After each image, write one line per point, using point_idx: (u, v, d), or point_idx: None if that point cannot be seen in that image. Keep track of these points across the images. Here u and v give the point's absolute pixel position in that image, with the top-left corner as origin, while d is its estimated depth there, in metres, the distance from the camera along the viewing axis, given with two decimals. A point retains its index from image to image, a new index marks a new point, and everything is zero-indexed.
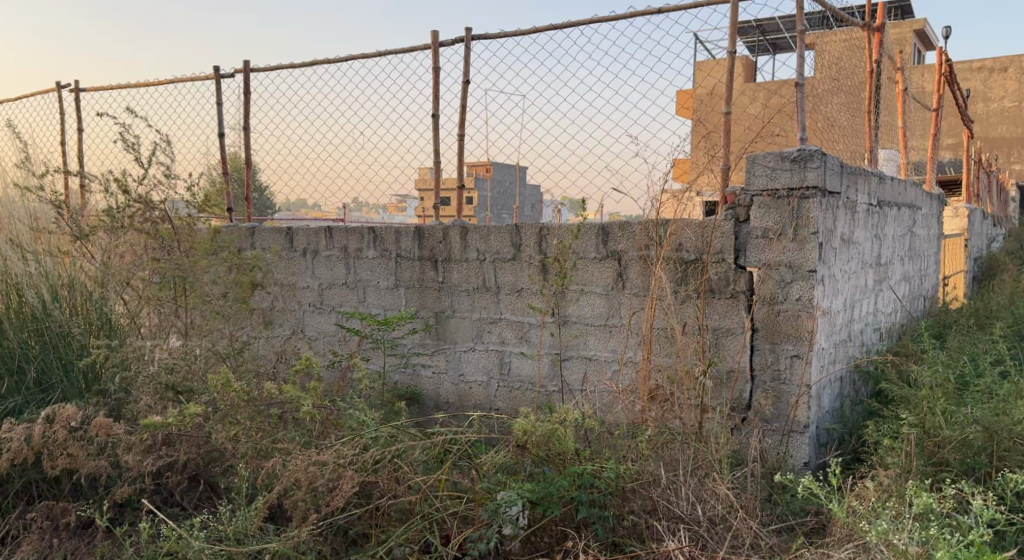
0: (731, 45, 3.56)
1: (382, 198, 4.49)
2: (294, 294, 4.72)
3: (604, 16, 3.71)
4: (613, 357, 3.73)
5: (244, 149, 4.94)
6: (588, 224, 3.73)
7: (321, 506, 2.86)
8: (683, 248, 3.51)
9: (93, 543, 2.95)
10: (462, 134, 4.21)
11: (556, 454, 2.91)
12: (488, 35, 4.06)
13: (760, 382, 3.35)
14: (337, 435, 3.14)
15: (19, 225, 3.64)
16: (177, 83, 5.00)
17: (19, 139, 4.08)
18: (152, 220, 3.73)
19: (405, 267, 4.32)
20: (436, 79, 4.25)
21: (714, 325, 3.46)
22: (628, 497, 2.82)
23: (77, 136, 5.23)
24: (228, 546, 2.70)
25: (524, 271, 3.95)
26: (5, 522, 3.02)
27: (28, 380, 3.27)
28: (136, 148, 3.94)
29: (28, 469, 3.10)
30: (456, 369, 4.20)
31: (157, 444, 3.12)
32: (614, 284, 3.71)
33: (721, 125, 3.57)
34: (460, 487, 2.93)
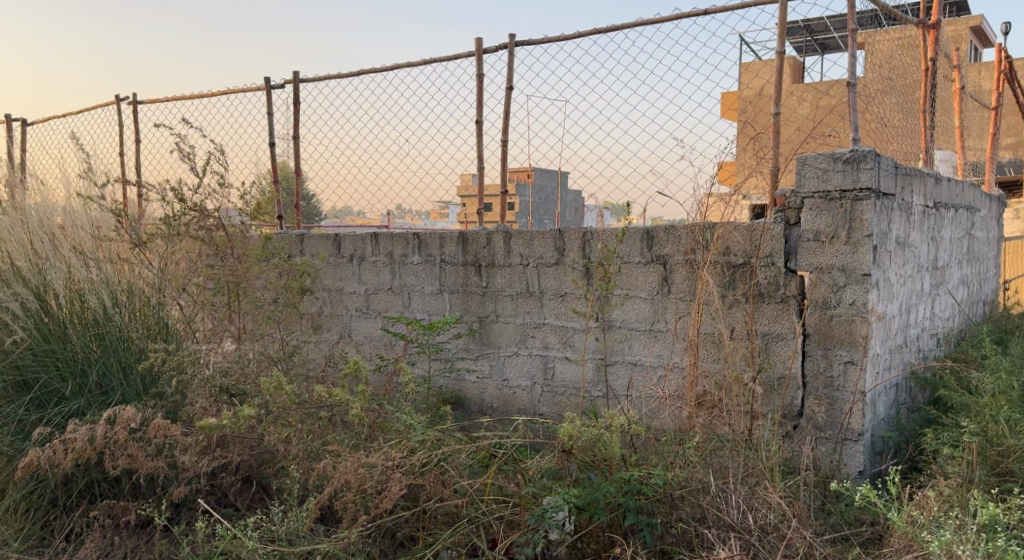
0: (779, 46, 3.51)
1: (426, 204, 4.51)
2: (341, 298, 4.77)
3: (650, 20, 3.70)
4: (658, 362, 3.70)
5: (294, 158, 5.02)
6: (633, 228, 3.71)
7: (370, 508, 2.87)
8: (731, 251, 3.46)
9: (152, 543, 3.01)
10: (506, 140, 4.22)
11: (602, 460, 2.89)
12: (532, 41, 4.06)
13: (812, 388, 3.28)
14: (385, 437, 3.16)
15: (81, 233, 3.71)
16: (228, 94, 5.10)
17: (81, 149, 4.18)
18: (207, 227, 3.84)
19: (449, 271, 4.34)
20: (480, 85, 4.26)
21: (763, 330, 3.41)
22: (676, 504, 2.80)
23: (134, 147, 5.36)
24: (280, 546, 2.75)
25: (568, 276, 3.94)
26: (69, 520, 3.10)
27: (90, 382, 3.32)
28: (191, 158, 4.02)
29: (91, 469, 3.16)
30: (500, 373, 4.20)
31: (212, 445, 3.18)
32: (659, 289, 3.68)
33: (769, 126, 3.51)
34: (506, 492, 2.92)
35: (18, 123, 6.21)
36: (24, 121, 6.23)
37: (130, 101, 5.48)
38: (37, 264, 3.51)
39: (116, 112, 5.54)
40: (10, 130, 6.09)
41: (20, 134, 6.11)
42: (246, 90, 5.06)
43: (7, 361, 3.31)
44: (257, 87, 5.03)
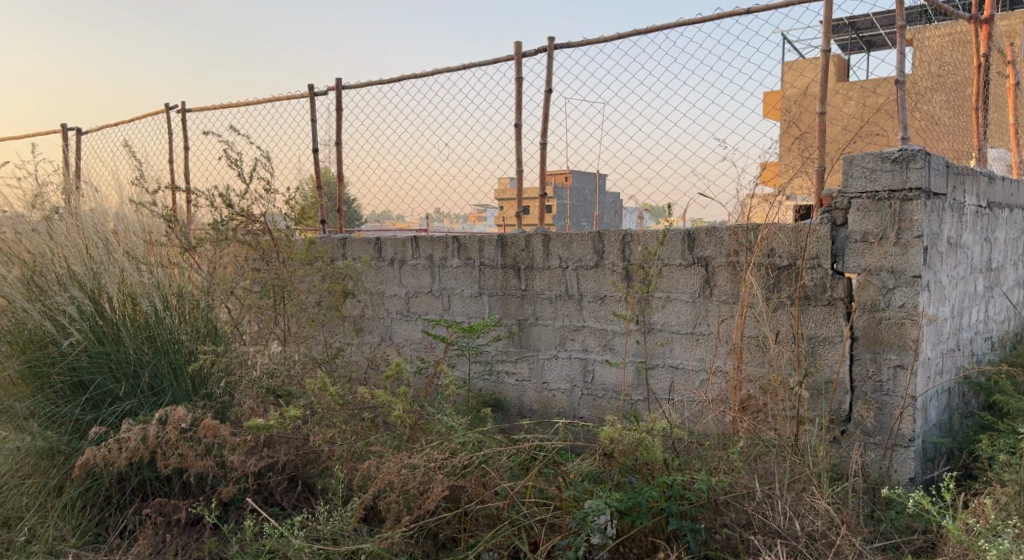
0: (823, 44, 3.45)
1: (464, 208, 4.52)
2: (383, 301, 4.81)
3: (691, 21, 3.66)
4: (701, 365, 3.65)
5: (336, 163, 5.07)
6: (673, 230, 3.67)
7: (413, 509, 2.89)
8: (775, 253, 3.41)
9: (202, 541, 3.06)
10: (545, 142, 4.21)
11: (644, 465, 2.86)
12: (572, 44, 4.05)
13: (860, 392, 3.22)
14: (427, 439, 3.17)
15: (134, 238, 3.77)
16: (273, 101, 5.18)
17: (133, 157, 4.27)
18: (254, 232, 3.92)
19: (488, 274, 4.35)
20: (519, 89, 4.26)
21: (810, 332, 3.34)
22: (720, 510, 2.76)
23: (183, 154, 5.46)
24: (326, 545, 2.79)
25: (607, 278, 3.92)
26: (123, 518, 3.17)
27: (142, 383, 3.38)
28: (237, 164, 4.09)
29: (143, 468, 3.21)
30: (539, 376, 4.19)
31: (259, 445, 3.23)
32: (701, 291, 3.64)
33: (815, 125, 3.46)
34: (546, 494, 2.92)
35: (72, 132, 6.38)
36: (79, 130, 6.39)
37: (179, 109, 5.59)
38: (92, 267, 3.55)
39: (166, 120, 5.65)
40: (66, 139, 6.25)
41: (74, 142, 6.27)
42: (290, 97, 5.13)
43: (63, 362, 3.37)
44: (301, 94, 5.09)
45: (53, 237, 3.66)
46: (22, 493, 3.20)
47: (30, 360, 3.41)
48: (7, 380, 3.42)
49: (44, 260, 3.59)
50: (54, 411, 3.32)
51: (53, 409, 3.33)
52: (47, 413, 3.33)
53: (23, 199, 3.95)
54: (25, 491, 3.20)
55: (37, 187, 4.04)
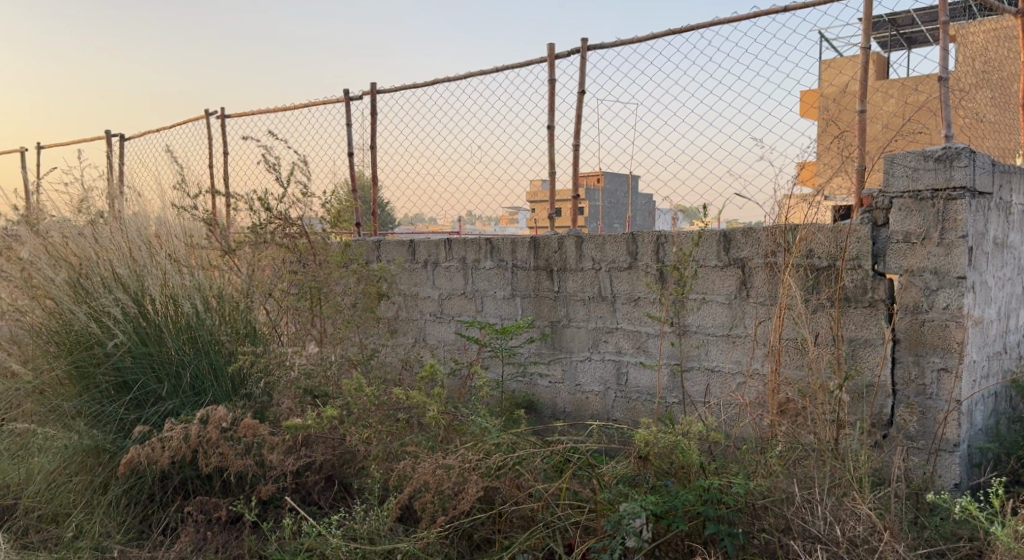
0: (862, 41, 3.39)
1: (496, 210, 4.52)
2: (416, 303, 4.83)
3: (726, 19, 3.63)
4: (737, 368, 3.60)
5: (371, 166, 5.10)
6: (709, 231, 3.64)
7: (448, 509, 2.89)
8: (814, 253, 3.35)
9: (242, 538, 3.10)
10: (579, 144, 4.19)
11: (679, 468, 2.83)
12: (605, 45, 4.03)
13: (903, 396, 3.15)
14: (461, 440, 3.18)
15: (175, 240, 3.82)
16: (309, 106, 5.23)
17: (174, 162, 4.34)
18: (291, 235, 4.00)
19: (521, 276, 4.34)
20: (552, 90, 4.25)
21: (850, 335, 3.28)
22: (758, 515, 2.73)
23: (222, 158, 5.54)
24: (363, 544, 2.81)
25: (641, 280, 3.88)
26: (166, 515, 3.22)
27: (184, 383, 3.42)
28: (274, 167, 4.13)
29: (185, 467, 3.26)
30: (572, 378, 4.17)
31: (297, 444, 3.27)
32: (737, 292, 3.59)
33: (854, 124, 3.41)
34: (581, 496, 2.89)
35: (116, 138, 6.50)
36: (122, 136, 6.51)
37: (218, 115, 5.68)
38: (136, 270, 3.59)
39: (206, 126, 5.73)
40: (110, 145, 6.38)
41: (118, 148, 6.39)
42: (326, 101, 5.17)
43: (109, 363, 3.42)
44: (336, 98, 5.14)
45: (99, 241, 3.73)
46: (70, 489, 3.28)
47: (77, 360, 3.47)
48: (56, 379, 3.49)
49: (90, 262, 3.65)
50: (100, 411, 3.37)
51: (99, 408, 3.38)
52: (93, 412, 3.38)
53: (70, 205, 4.05)
54: (72, 488, 3.27)
55: (84, 193, 4.12)
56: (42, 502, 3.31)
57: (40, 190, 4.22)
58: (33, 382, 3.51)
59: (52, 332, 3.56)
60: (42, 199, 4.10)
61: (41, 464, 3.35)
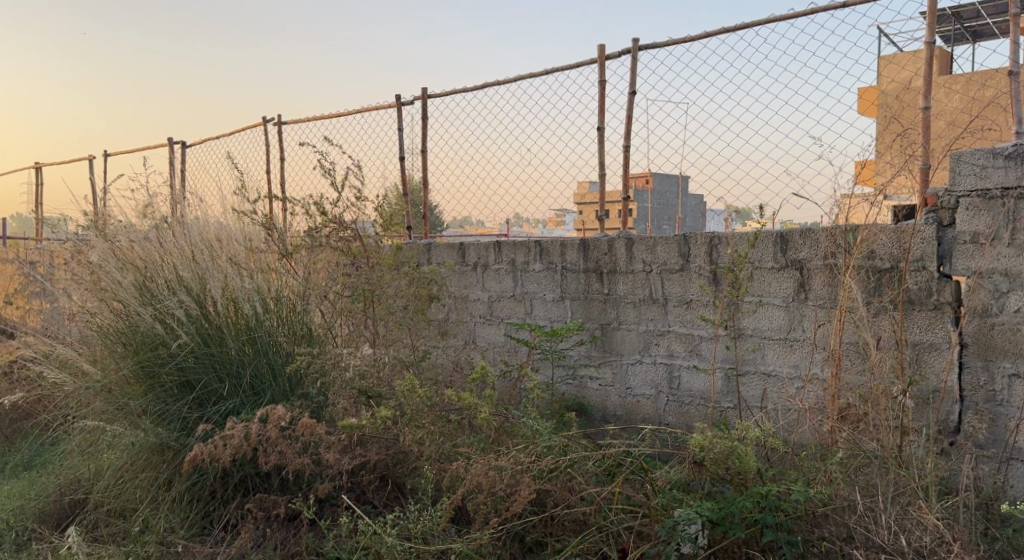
0: (926, 36, 3.29)
1: (540, 212, 4.48)
2: (466, 305, 4.84)
3: (782, 16, 3.55)
4: (795, 373, 3.52)
5: (423, 170, 5.13)
6: (765, 232, 3.56)
7: (501, 511, 2.89)
8: (876, 255, 3.25)
9: (300, 535, 3.14)
10: (628, 145, 4.15)
11: (736, 474, 2.76)
12: (656, 45, 3.98)
13: (971, 402, 3.04)
14: (513, 442, 3.18)
15: (234, 243, 3.88)
16: (361, 111, 5.29)
17: (234, 168, 4.43)
18: (346, 238, 4.14)
19: (571, 278, 4.31)
20: (602, 92, 4.22)
21: (914, 339, 3.18)
22: (819, 522, 2.67)
23: (279, 163, 5.63)
24: (416, 544, 2.82)
25: (694, 282, 3.82)
26: (226, 512, 3.27)
27: (244, 383, 3.48)
28: (327, 172, 4.19)
29: (245, 464, 3.31)
30: (623, 381, 4.12)
31: (353, 444, 3.31)
32: (795, 295, 3.50)
33: (918, 122, 3.31)
34: (634, 501, 2.87)
35: (179, 145, 6.66)
36: (184, 144, 6.66)
37: (275, 122, 5.77)
38: (198, 272, 3.66)
39: (264, 133, 5.83)
40: (172, 152, 6.54)
41: (180, 155, 6.54)
42: (378, 107, 5.23)
43: (172, 363, 3.49)
44: (388, 104, 5.18)
45: (163, 245, 3.81)
46: (136, 486, 3.35)
47: (142, 360, 3.54)
48: (123, 378, 3.57)
49: (155, 265, 3.73)
50: (163, 409, 3.45)
51: (163, 407, 3.45)
52: (157, 411, 3.45)
53: (135, 210, 4.16)
54: (138, 484, 3.34)
55: (148, 198, 4.22)
56: (111, 497, 3.39)
57: (108, 196, 4.33)
58: (102, 381, 3.61)
59: (120, 332, 3.65)
60: (109, 204, 4.22)
61: (110, 460, 3.45)
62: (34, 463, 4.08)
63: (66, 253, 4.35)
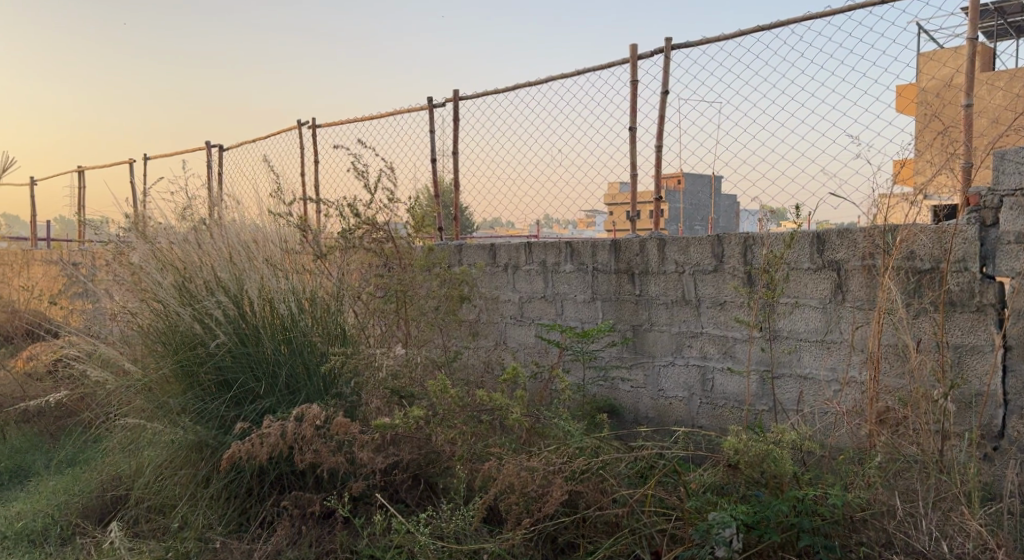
0: (968, 32, 3.22)
1: (571, 213, 4.41)
2: (497, 307, 4.84)
3: (818, 14, 3.51)
4: (833, 376, 3.46)
5: (454, 172, 5.14)
6: (802, 232, 3.51)
7: (533, 512, 2.88)
8: (916, 255, 3.19)
9: (334, 533, 3.16)
10: (661, 145, 4.11)
11: (772, 478, 2.73)
12: (689, 44, 3.95)
13: (1015, 406, 2.97)
14: (545, 444, 3.17)
15: (270, 244, 3.92)
16: (394, 114, 5.32)
17: (270, 171, 4.48)
18: (378, 240, 4.10)
19: (602, 279, 4.29)
20: (634, 92, 4.19)
21: (955, 341, 3.11)
22: (857, 527, 2.63)
23: (313, 166, 5.68)
24: (449, 544, 2.83)
25: (727, 283, 3.78)
26: (262, 509, 3.30)
27: (280, 382, 3.51)
28: (361, 174, 4.22)
29: (281, 462, 3.34)
30: (655, 383, 4.09)
31: (385, 443, 3.32)
32: (832, 296, 3.45)
33: (961, 120, 3.24)
34: (667, 504, 2.85)
35: (216, 149, 6.75)
36: (220, 147, 6.75)
37: (309, 125, 5.83)
38: (235, 273, 3.71)
39: (298, 136, 5.89)
40: (209, 155, 6.63)
41: (217, 158, 6.63)
42: (410, 109, 5.25)
43: (211, 362, 3.55)
44: (420, 106, 5.21)
45: (201, 246, 3.87)
46: (176, 482, 3.40)
47: (182, 360, 3.59)
48: (162, 377, 3.62)
49: (194, 266, 3.78)
50: (202, 408, 3.50)
51: (201, 406, 3.50)
52: (196, 409, 3.50)
53: (174, 212, 4.22)
54: (178, 480, 3.39)
55: (187, 201, 4.28)
56: (151, 493, 3.45)
57: (148, 198, 4.41)
58: (143, 379, 3.67)
59: (160, 332, 3.71)
60: (149, 207, 4.29)
61: (150, 458, 3.50)
62: (77, 460, 4.16)
63: (108, 254, 4.43)
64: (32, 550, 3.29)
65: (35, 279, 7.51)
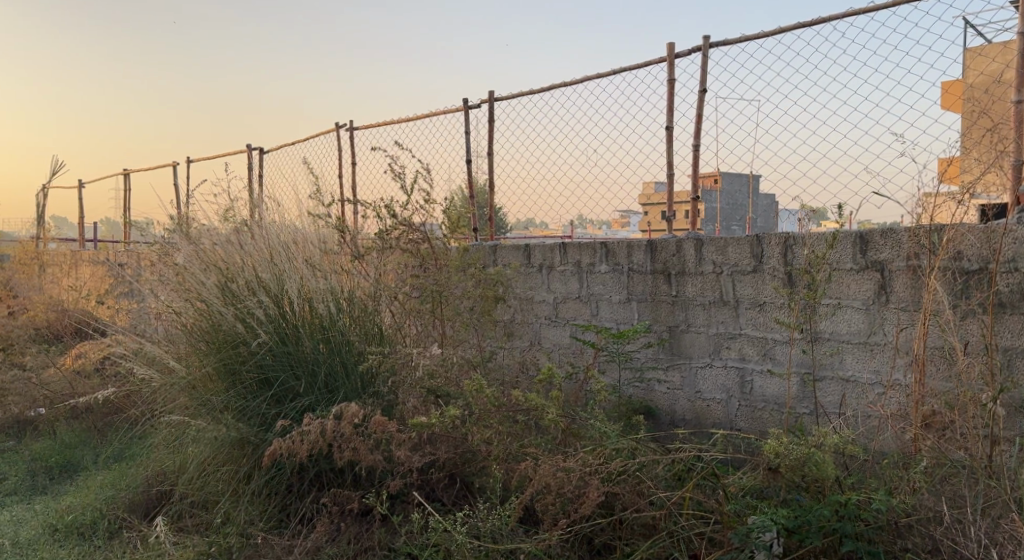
0: (1018, 26, 3.14)
1: (605, 213, 4.41)
2: (532, 307, 4.83)
3: (861, 10, 3.45)
4: (876, 379, 3.39)
5: (490, 173, 5.14)
6: (844, 232, 3.46)
7: (570, 512, 2.87)
8: (963, 255, 3.10)
9: (372, 531, 3.18)
10: (699, 144, 4.07)
11: (813, 482, 2.70)
12: (728, 42, 3.91)
13: None
14: (581, 444, 3.16)
15: (310, 246, 3.96)
16: (430, 116, 5.34)
17: (309, 173, 4.53)
18: (417, 240, 4.14)
19: (637, 280, 4.26)
20: (671, 90, 4.16)
21: (1005, 344, 3.04)
22: (902, 534, 2.58)
23: (350, 168, 5.73)
24: (486, 543, 2.84)
25: (767, 284, 3.73)
26: (302, 505, 3.34)
27: (319, 381, 3.54)
28: (398, 175, 4.24)
29: (320, 460, 3.36)
30: (692, 385, 4.04)
31: (422, 442, 3.33)
32: (876, 298, 3.38)
33: (1010, 117, 3.16)
34: (705, 507, 2.81)
35: (255, 152, 6.84)
36: (261, 149, 6.85)
37: (347, 127, 5.88)
38: (276, 273, 3.75)
39: (336, 138, 5.94)
40: (249, 158, 6.72)
41: (257, 161, 6.72)
42: (447, 111, 5.27)
43: (253, 361, 3.59)
44: (456, 108, 5.22)
45: (243, 247, 3.92)
46: (218, 478, 3.45)
47: (225, 358, 3.65)
48: (207, 375, 3.68)
49: (235, 266, 3.84)
50: (244, 405, 3.54)
51: (244, 403, 3.55)
52: (237, 407, 3.55)
53: (218, 214, 4.29)
54: (221, 477, 3.45)
55: (230, 203, 4.35)
56: (195, 489, 3.50)
57: (193, 200, 4.49)
58: (188, 377, 3.74)
59: (203, 331, 3.77)
60: (193, 209, 4.37)
61: (194, 454, 3.56)
62: (123, 456, 4.24)
63: (153, 255, 4.51)
64: (81, 543, 3.37)
65: (84, 279, 7.68)
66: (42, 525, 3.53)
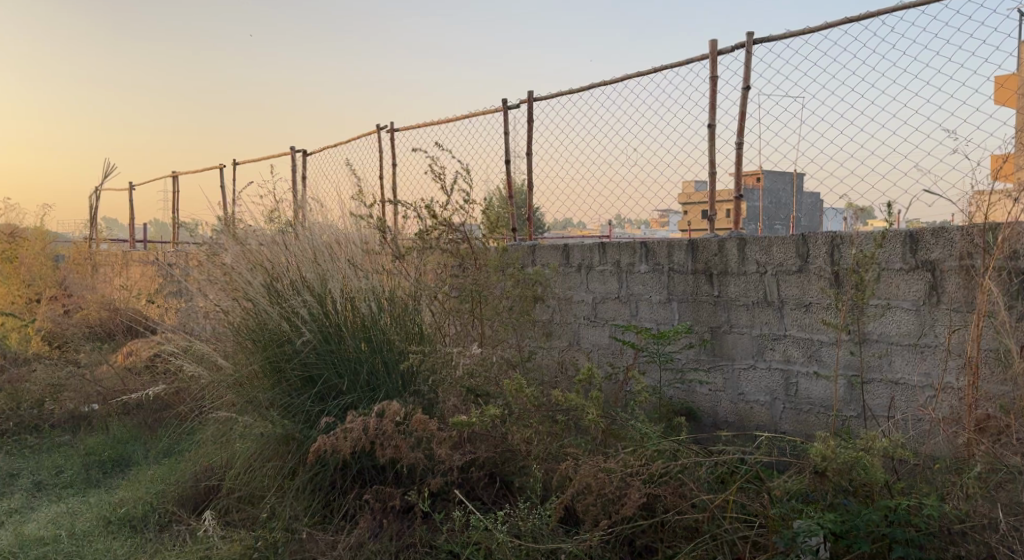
0: None
1: (643, 212, 4.36)
2: (571, 307, 4.81)
3: (910, 3, 3.37)
4: (927, 382, 3.31)
5: (529, 173, 5.13)
6: (893, 231, 3.39)
7: (611, 513, 2.85)
8: (1020, 254, 3.00)
9: (414, 528, 3.19)
10: (741, 143, 4.02)
11: (861, 487, 2.66)
12: (772, 38, 3.85)
13: None
14: (622, 445, 3.14)
15: (352, 246, 4.00)
16: (469, 117, 5.35)
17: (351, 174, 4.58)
18: (455, 240, 4.15)
19: (678, 280, 4.22)
20: (713, 88, 4.10)
21: None
22: (956, 540, 2.49)
23: (391, 169, 5.76)
24: (527, 542, 2.82)
25: (812, 284, 3.67)
26: (346, 502, 3.36)
27: (361, 379, 3.57)
28: (437, 175, 4.26)
29: (363, 457, 3.40)
30: (735, 387, 3.99)
31: (463, 441, 3.34)
32: (926, 298, 3.30)
33: None
34: (749, 510, 2.76)
35: (299, 154, 6.93)
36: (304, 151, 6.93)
37: (388, 129, 5.92)
38: (320, 272, 3.80)
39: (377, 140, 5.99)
40: (292, 160, 6.80)
41: (301, 163, 6.80)
42: (486, 112, 5.28)
43: (297, 359, 3.64)
44: (495, 109, 5.23)
45: (288, 247, 3.97)
46: (264, 474, 3.50)
47: (270, 356, 3.70)
48: (253, 373, 3.74)
49: (280, 266, 3.89)
50: (289, 402, 3.59)
51: (288, 400, 3.59)
52: (282, 404, 3.59)
53: (263, 214, 4.35)
54: (266, 472, 3.49)
55: (274, 204, 4.41)
56: (241, 484, 3.56)
57: (239, 202, 4.56)
58: (235, 375, 3.80)
59: (249, 330, 3.82)
60: (239, 210, 4.44)
61: (241, 450, 3.61)
62: (173, 451, 4.33)
63: (201, 255, 4.59)
64: (132, 535, 3.44)
65: (134, 279, 7.85)
66: (96, 517, 3.62)
